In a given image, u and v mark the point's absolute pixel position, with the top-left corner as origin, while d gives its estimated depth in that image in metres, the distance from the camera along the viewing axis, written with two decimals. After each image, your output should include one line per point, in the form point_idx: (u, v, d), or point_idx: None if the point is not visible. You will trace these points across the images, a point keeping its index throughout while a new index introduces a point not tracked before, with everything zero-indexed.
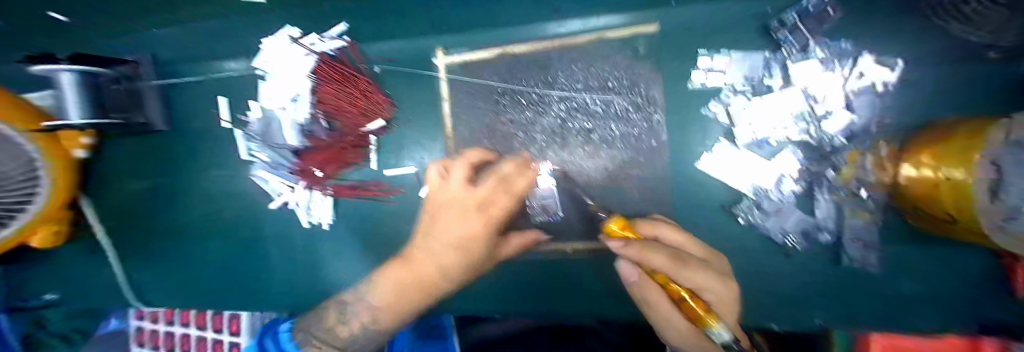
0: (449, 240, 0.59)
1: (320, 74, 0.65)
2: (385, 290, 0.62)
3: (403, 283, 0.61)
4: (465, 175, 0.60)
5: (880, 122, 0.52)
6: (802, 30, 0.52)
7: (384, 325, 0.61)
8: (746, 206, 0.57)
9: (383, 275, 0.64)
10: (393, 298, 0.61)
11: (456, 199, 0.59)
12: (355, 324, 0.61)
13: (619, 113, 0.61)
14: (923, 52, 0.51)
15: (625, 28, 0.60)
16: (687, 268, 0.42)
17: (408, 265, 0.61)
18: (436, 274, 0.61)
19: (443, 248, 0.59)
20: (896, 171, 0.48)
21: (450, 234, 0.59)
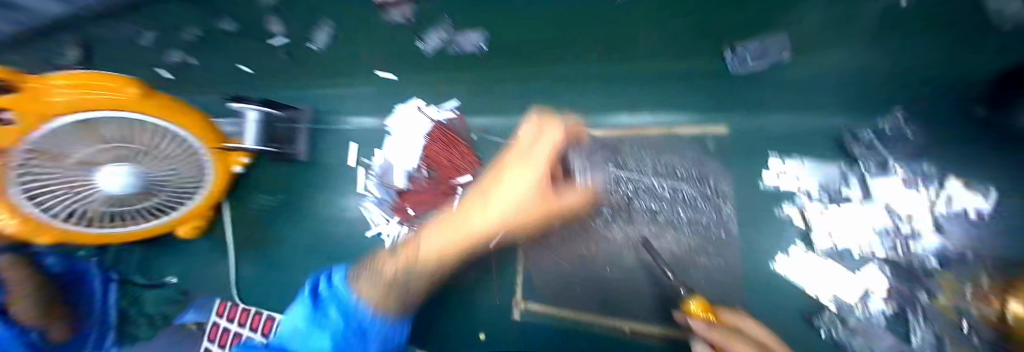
0: (515, 161, 0.58)
1: (433, 136, 0.81)
2: (433, 244, 0.58)
3: (448, 222, 0.60)
4: (537, 135, 0.58)
5: (984, 253, 0.48)
6: (878, 148, 0.56)
7: (425, 272, 0.58)
8: (829, 319, 0.55)
9: (429, 230, 0.62)
10: (445, 232, 0.59)
11: (525, 147, 0.58)
12: (393, 269, 0.57)
13: (687, 201, 0.66)
14: None
15: (695, 127, 0.68)
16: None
17: (455, 220, 0.60)
18: (478, 226, 0.58)
19: (500, 179, 0.58)
20: (1007, 309, 0.44)
21: (510, 192, 0.56)
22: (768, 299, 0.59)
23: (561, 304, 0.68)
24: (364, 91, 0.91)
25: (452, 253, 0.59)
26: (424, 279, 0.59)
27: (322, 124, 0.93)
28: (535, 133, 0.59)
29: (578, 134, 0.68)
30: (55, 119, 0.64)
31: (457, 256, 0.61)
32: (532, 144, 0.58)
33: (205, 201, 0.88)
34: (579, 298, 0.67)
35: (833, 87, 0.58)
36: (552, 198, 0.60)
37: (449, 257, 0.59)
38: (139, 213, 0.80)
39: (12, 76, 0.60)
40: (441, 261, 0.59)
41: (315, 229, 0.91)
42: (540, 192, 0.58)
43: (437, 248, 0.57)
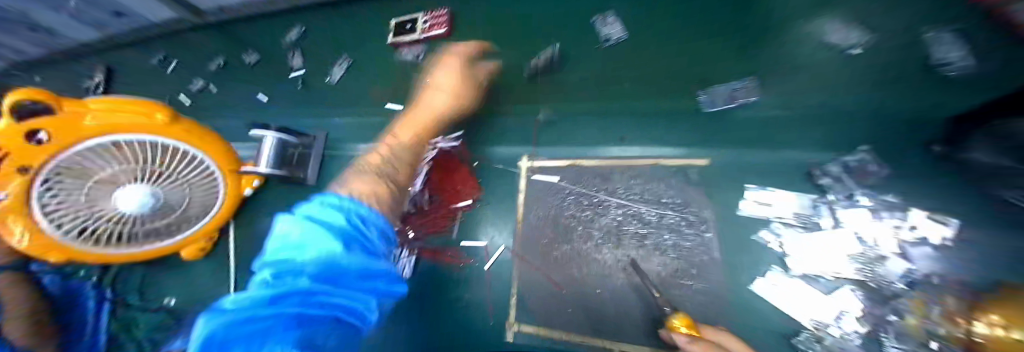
0: (434, 88, 0.83)
1: (438, 162, 0.86)
2: (399, 134, 0.81)
3: (405, 131, 0.81)
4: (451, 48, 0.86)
5: (943, 276, 0.53)
6: (845, 181, 0.62)
7: (394, 160, 0.74)
8: (806, 339, 0.57)
9: (393, 137, 0.80)
10: (410, 132, 0.80)
11: (434, 78, 0.84)
12: (366, 168, 0.69)
13: (672, 226, 0.69)
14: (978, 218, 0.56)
15: (679, 159, 0.74)
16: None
17: (415, 114, 0.84)
18: (438, 102, 0.81)
19: (432, 98, 0.83)
20: (970, 328, 0.47)
21: (444, 80, 0.81)
22: (753, 322, 0.61)
23: (552, 324, 0.70)
24: (372, 120, 0.97)
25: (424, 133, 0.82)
26: (405, 169, 0.75)
27: (335, 150, 0.98)
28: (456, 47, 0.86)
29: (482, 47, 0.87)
30: (82, 140, 0.68)
31: (418, 147, 0.80)
32: (449, 68, 0.82)
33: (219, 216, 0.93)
34: (570, 319, 0.69)
35: (784, 130, 0.69)
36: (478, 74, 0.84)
37: (408, 135, 0.80)
38: (146, 233, 0.83)
39: (53, 101, 0.66)
40: (408, 147, 0.78)
41: None
42: (461, 71, 0.82)
43: (404, 141, 0.79)
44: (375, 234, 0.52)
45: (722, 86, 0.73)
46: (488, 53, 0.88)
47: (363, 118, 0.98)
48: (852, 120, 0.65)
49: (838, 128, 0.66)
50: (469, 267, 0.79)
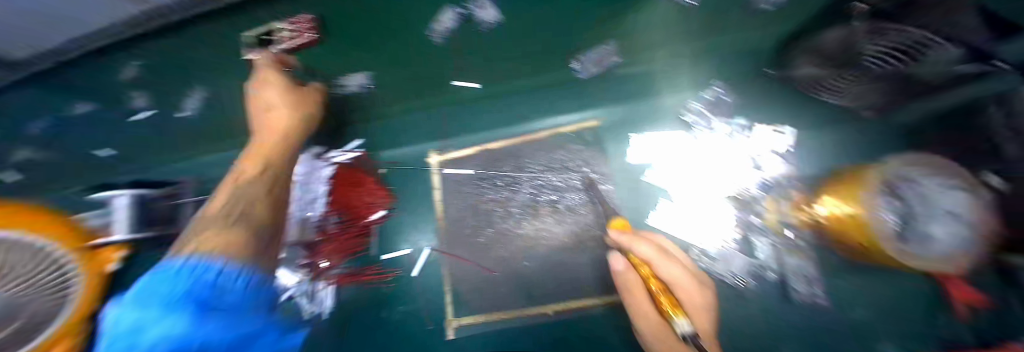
0: (270, 107, 0.76)
1: (337, 179, 0.80)
2: (241, 172, 0.70)
3: (253, 163, 0.71)
4: (263, 73, 0.80)
5: (788, 176, 0.68)
6: (702, 114, 0.74)
7: (237, 207, 0.64)
8: (698, 254, 0.66)
9: (236, 181, 0.69)
10: (251, 171, 0.70)
11: (265, 93, 0.77)
12: (205, 231, 0.60)
13: (578, 186, 0.75)
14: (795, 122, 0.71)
15: (574, 124, 0.79)
16: (665, 262, 0.56)
17: (258, 145, 0.73)
18: (276, 121, 0.74)
19: (271, 116, 0.75)
20: (813, 212, 0.63)
21: (276, 98, 0.76)
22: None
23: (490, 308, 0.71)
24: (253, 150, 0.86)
25: (276, 153, 0.72)
26: (260, 212, 0.65)
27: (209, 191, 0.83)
28: (268, 70, 0.80)
29: (287, 61, 0.83)
30: None
31: (272, 175, 0.70)
32: (281, 86, 0.77)
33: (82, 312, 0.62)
34: (506, 298, 0.71)
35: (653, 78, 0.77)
36: (302, 86, 0.79)
37: (258, 169, 0.70)
38: None
39: None
40: (252, 185, 0.67)
41: None
42: (292, 87, 0.77)
43: (251, 176, 0.69)
44: (224, 291, 0.52)
45: (593, 51, 0.78)
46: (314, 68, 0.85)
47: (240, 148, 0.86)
48: (713, 60, 0.75)
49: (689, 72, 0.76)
50: (396, 278, 0.76)
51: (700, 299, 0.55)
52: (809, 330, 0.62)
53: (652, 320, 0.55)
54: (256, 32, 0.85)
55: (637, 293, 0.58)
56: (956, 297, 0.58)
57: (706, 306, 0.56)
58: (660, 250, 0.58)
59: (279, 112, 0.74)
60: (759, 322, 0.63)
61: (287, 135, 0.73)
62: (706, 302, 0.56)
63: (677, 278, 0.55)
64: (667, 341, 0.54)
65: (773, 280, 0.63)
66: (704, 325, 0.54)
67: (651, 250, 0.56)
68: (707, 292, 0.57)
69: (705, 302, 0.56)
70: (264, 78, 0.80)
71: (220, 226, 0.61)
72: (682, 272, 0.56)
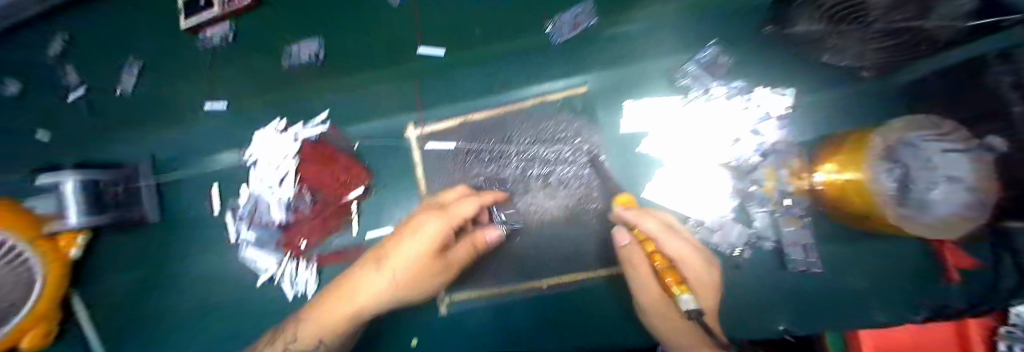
0: (405, 267, 0.64)
1: (305, 156, 0.75)
2: (312, 324, 0.66)
3: (364, 311, 0.66)
4: (461, 201, 0.66)
5: (784, 142, 0.64)
6: (699, 78, 0.68)
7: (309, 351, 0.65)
8: (694, 225, 0.63)
9: (304, 321, 0.68)
10: (317, 330, 0.66)
11: (413, 232, 0.65)
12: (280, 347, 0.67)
13: (569, 158, 0.71)
14: (791, 82, 0.67)
15: (563, 91, 0.72)
16: (668, 239, 0.59)
17: (344, 289, 0.67)
18: (380, 289, 0.65)
19: (383, 279, 0.65)
20: (812, 179, 0.60)
21: (404, 257, 0.64)
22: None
23: (481, 285, 0.70)
24: (221, 126, 0.81)
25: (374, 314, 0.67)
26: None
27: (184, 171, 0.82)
28: (455, 202, 0.66)
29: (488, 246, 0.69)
30: None
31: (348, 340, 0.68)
32: (419, 261, 0.64)
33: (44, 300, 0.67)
34: (497, 275, 0.70)
35: (647, 37, 0.71)
36: (447, 264, 0.66)
37: (315, 336, 0.66)
38: None
39: None
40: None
41: (204, 295, 0.80)
42: (426, 262, 0.64)
43: (337, 329, 0.66)
44: None
45: (568, 13, 0.71)
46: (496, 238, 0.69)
47: (208, 125, 0.81)
48: (710, 16, 0.69)
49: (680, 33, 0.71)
50: None
51: (701, 273, 0.60)
52: (800, 296, 0.63)
53: (654, 294, 0.59)
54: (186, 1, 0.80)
55: (641, 268, 0.61)
56: (950, 265, 0.58)
57: (707, 280, 0.61)
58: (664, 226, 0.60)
59: (400, 280, 0.65)
60: (752, 291, 0.63)
61: (400, 304, 0.67)
62: (706, 276, 0.61)
63: (680, 254, 0.59)
64: (666, 311, 0.59)
65: (766, 248, 0.63)
66: (702, 295, 0.59)
67: (656, 226, 0.59)
68: (710, 268, 0.62)
69: (705, 276, 0.61)
70: (422, 228, 0.64)
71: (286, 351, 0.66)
72: (686, 248, 0.59)
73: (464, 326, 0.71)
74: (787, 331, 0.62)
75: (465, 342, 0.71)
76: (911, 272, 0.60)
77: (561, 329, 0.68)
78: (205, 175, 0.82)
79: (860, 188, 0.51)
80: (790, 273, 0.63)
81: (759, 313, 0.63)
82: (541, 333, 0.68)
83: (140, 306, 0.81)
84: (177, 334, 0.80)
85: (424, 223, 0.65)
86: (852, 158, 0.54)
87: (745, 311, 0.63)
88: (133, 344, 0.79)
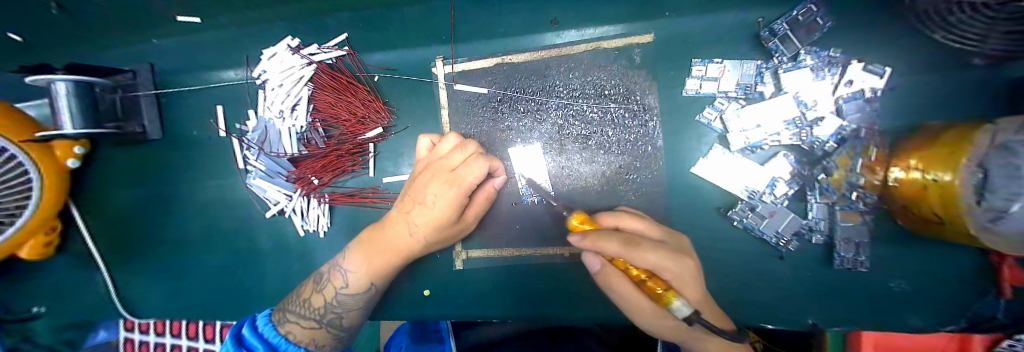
0: (434, 219, 0.55)
1: (322, 84, 0.68)
2: (361, 268, 0.58)
3: (381, 262, 0.58)
4: (469, 160, 0.52)
5: (868, 128, 0.55)
6: (791, 39, 0.55)
7: (357, 288, 0.58)
8: (740, 209, 0.60)
9: (350, 271, 0.58)
10: (366, 277, 0.58)
11: (440, 160, 0.55)
12: (329, 290, 0.58)
13: (615, 120, 0.63)
14: (885, 59, 0.57)
15: (619, 39, 0.63)
16: (639, 251, 0.43)
17: (377, 242, 0.58)
18: (410, 244, 0.57)
19: (418, 214, 0.55)
20: (886, 174, 0.50)
21: (432, 208, 0.54)
22: (681, 202, 0.64)
23: (500, 244, 0.68)
24: (223, 39, 0.72)
25: (408, 258, 0.60)
26: (359, 310, 0.60)
27: (191, 87, 0.76)
28: (463, 164, 0.53)
29: (495, 168, 0.55)
30: None
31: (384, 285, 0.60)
32: (444, 211, 0.54)
33: (42, 212, 0.65)
34: (513, 236, 0.67)
35: None
36: (464, 210, 0.57)
37: (365, 284, 0.58)
38: None
39: None
40: (366, 296, 0.59)
41: (210, 219, 0.79)
42: (454, 214, 0.55)
43: (381, 272, 0.58)
44: None
45: None
46: (496, 167, 0.55)
47: (205, 35, 0.72)
48: None
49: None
50: None
51: (683, 269, 0.46)
52: (825, 290, 0.61)
53: (648, 311, 0.47)
54: None
55: (622, 292, 0.47)
56: (1003, 280, 0.52)
57: (689, 273, 0.48)
58: (625, 236, 0.45)
59: (429, 223, 0.55)
60: (772, 278, 0.63)
61: (436, 243, 0.59)
62: (688, 270, 0.47)
63: (659, 261, 0.44)
64: (668, 324, 0.48)
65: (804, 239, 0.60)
66: (693, 294, 0.47)
67: (618, 243, 0.43)
68: (684, 257, 0.48)
69: (686, 269, 0.47)
70: (448, 152, 0.55)
71: (327, 308, 0.57)
72: (660, 251, 0.45)
73: (475, 282, 0.69)
74: (816, 326, 0.61)
75: (470, 298, 0.70)
76: (971, 286, 0.54)
77: (573, 298, 0.66)
78: (212, 92, 0.76)
79: (943, 196, 0.39)
80: (821, 267, 0.61)
81: (776, 303, 0.63)
82: (555, 301, 0.66)
83: (152, 224, 0.80)
84: (188, 255, 0.80)
85: (434, 144, 0.60)
86: (940, 158, 0.40)
87: (759, 296, 0.63)
88: (144, 257, 0.80)
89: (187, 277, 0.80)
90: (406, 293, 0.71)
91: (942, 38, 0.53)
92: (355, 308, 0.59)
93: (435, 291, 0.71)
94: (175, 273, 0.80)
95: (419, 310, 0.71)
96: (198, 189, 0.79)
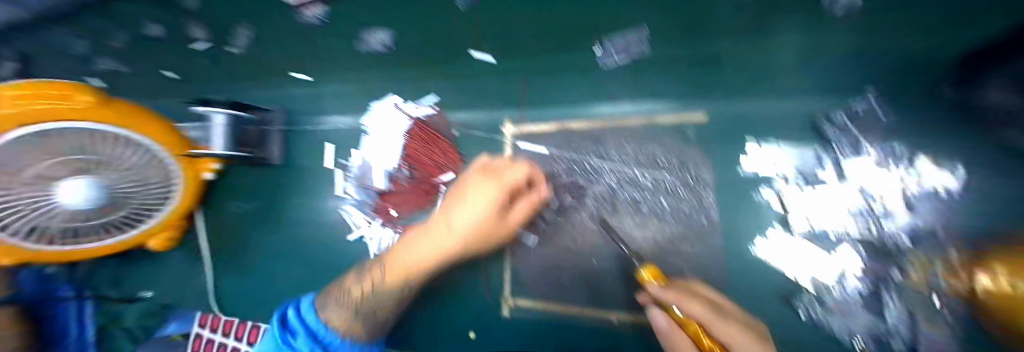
0: (475, 214, 0.64)
1: (412, 133, 0.82)
2: (399, 267, 0.70)
3: (416, 259, 0.68)
4: (512, 167, 0.67)
5: (946, 229, 0.51)
6: (851, 130, 0.57)
7: (392, 285, 0.70)
8: (808, 300, 0.59)
9: (387, 268, 0.71)
10: (399, 274, 0.69)
11: (490, 166, 0.69)
12: (366, 285, 0.71)
13: (669, 189, 0.67)
14: None
15: (675, 115, 0.69)
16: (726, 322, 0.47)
17: (420, 240, 0.69)
18: (448, 245, 0.66)
19: (460, 212, 0.65)
20: (973, 280, 0.49)
21: (475, 204, 0.64)
22: (740, 282, 0.63)
23: (547, 297, 0.71)
24: (338, 91, 0.90)
25: (439, 259, 0.68)
26: (389, 304, 0.73)
27: (298, 123, 0.92)
28: (508, 169, 0.67)
29: (534, 179, 0.68)
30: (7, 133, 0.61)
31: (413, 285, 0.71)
32: (486, 209, 0.64)
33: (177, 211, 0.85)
34: (564, 291, 0.70)
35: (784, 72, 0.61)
36: (503, 213, 0.66)
37: (396, 281, 0.70)
38: (98, 228, 0.77)
39: None
40: (394, 293, 0.70)
41: (296, 236, 0.91)
42: (495, 213, 0.65)
43: (412, 273, 0.69)
44: None
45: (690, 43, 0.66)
46: (536, 178, 0.68)
47: (327, 87, 0.91)
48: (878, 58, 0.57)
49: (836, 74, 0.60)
50: None
51: None
52: None
53: None
54: None
55: None
56: None
57: None
58: (710, 306, 0.50)
59: (468, 222, 0.64)
60: None
61: (467, 246, 0.66)
62: None
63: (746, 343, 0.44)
64: None
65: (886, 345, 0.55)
66: None
67: (704, 308, 0.48)
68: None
69: None
70: (497, 162, 0.70)
71: (361, 301, 0.71)
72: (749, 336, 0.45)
73: (524, 330, 0.73)
74: None
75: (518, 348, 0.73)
76: None
77: None
78: (318, 129, 0.92)
79: None
80: None
81: None
82: None
83: (252, 234, 0.94)
84: (275, 266, 0.92)
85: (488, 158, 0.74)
86: None
87: None
88: (242, 263, 0.94)
89: (269, 286, 0.92)
90: (457, 331, 0.77)
91: None
92: (388, 301, 0.71)
93: (484, 332, 0.75)
94: (262, 281, 0.93)
95: (466, 350, 0.76)
96: (290, 208, 0.92)
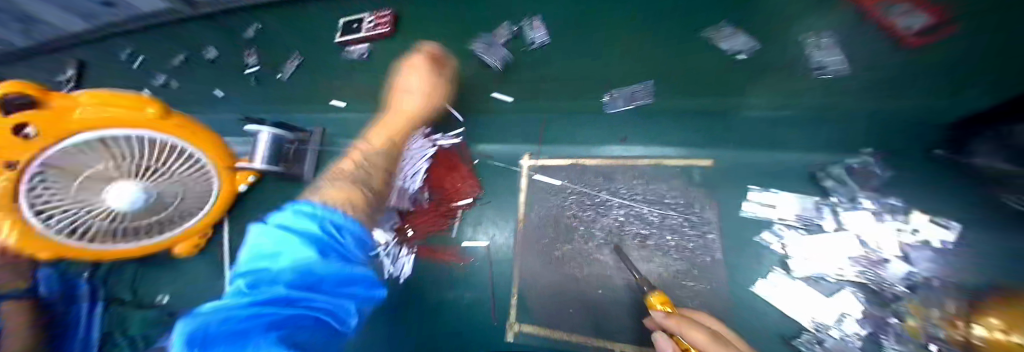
0: (415, 88, 0.91)
1: (437, 158, 0.88)
2: (380, 137, 0.90)
3: (392, 127, 0.91)
4: (421, 55, 0.96)
5: (941, 280, 0.55)
6: (846, 185, 0.64)
7: (376, 146, 0.89)
8: (807, 340, 0.58)
9: (369, 142, 0.91)
10: (383, 139, 0.90)
11: (409, 66, 0.96)
12: (354, 161, 0.87)
13: (675, 226, 0.71)
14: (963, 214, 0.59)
15: (682, 159, 0.76)
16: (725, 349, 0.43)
17: (387, 121, 0.93)
18: (412, 112, 0.91)
19: (407, 93, 0.92)
20: (970, 330, 0.50)
21: (414, 79, 0.92)
22: (745, 323, 0.62)
23: (550, 325, 0.71)
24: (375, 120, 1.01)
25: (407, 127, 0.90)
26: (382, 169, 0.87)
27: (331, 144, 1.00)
28: (422, 58, 0.96)
29: (434, 55, 0.95)
30: (69, 136, 0.71)
31: (394, 150, 0.88)
32: (426, 82, 0.91)
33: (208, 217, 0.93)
34: (567, 320, 0.70)
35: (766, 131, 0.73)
36: (434, 84, 0.91)
37: (382, 142, 0.89)
38: (131, 232, 0.83)
39: (38, 93, 0.68)
40: (381, 152, 0.88)
41: None
42: (428, 76, 0.92)
43: (388, 141, 0.89)
44: None
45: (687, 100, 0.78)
46: (436, 55, 0.96)
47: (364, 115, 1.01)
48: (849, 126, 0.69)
49: (811, 131, 0.71)
50: (470, 265, 0.81)
51: None
52: None
53: None
54: (349, 20, 1.08)
55: None
56: None
57: None
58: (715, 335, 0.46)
59: (418, 95, 0.90)
60: None
61: (414, 116, 0.91)
62: None
63: None
64: None
65: None
66: None
67: (704, 334, 0.46)
68: None
69: None
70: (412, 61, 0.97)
71: (356, 172, 0.84)
72: None
73: None
74: None
75: None
76: None
77: None
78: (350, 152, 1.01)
79: None
80: None
81: None
82: None
83: None
84: None
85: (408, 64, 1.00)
86: None
87: None
88: None
89: None
90: None
91: (1009, 199, 0.56)
92: (382, 162, 0.87)
93: None
94: None
95: None
96: None
